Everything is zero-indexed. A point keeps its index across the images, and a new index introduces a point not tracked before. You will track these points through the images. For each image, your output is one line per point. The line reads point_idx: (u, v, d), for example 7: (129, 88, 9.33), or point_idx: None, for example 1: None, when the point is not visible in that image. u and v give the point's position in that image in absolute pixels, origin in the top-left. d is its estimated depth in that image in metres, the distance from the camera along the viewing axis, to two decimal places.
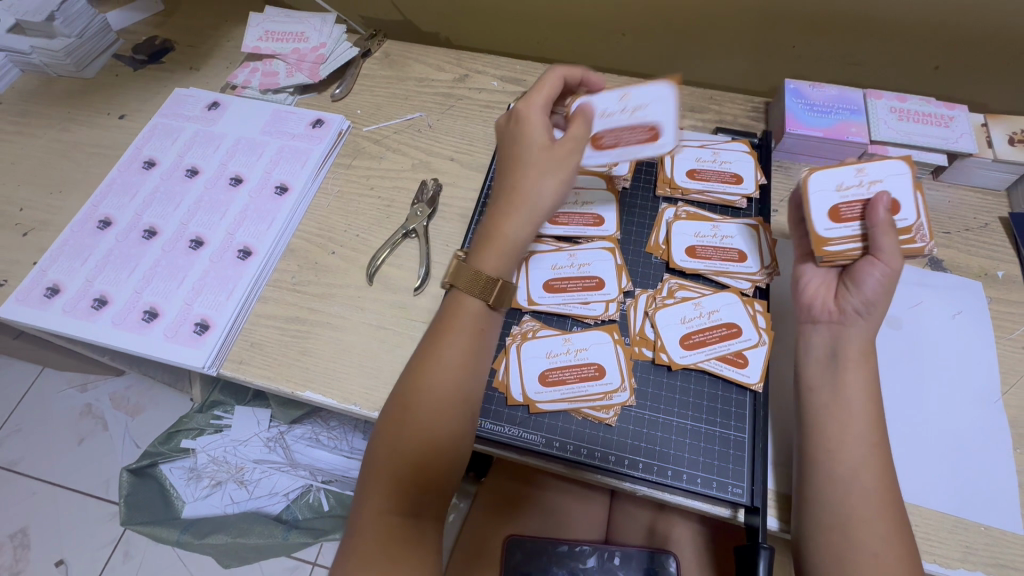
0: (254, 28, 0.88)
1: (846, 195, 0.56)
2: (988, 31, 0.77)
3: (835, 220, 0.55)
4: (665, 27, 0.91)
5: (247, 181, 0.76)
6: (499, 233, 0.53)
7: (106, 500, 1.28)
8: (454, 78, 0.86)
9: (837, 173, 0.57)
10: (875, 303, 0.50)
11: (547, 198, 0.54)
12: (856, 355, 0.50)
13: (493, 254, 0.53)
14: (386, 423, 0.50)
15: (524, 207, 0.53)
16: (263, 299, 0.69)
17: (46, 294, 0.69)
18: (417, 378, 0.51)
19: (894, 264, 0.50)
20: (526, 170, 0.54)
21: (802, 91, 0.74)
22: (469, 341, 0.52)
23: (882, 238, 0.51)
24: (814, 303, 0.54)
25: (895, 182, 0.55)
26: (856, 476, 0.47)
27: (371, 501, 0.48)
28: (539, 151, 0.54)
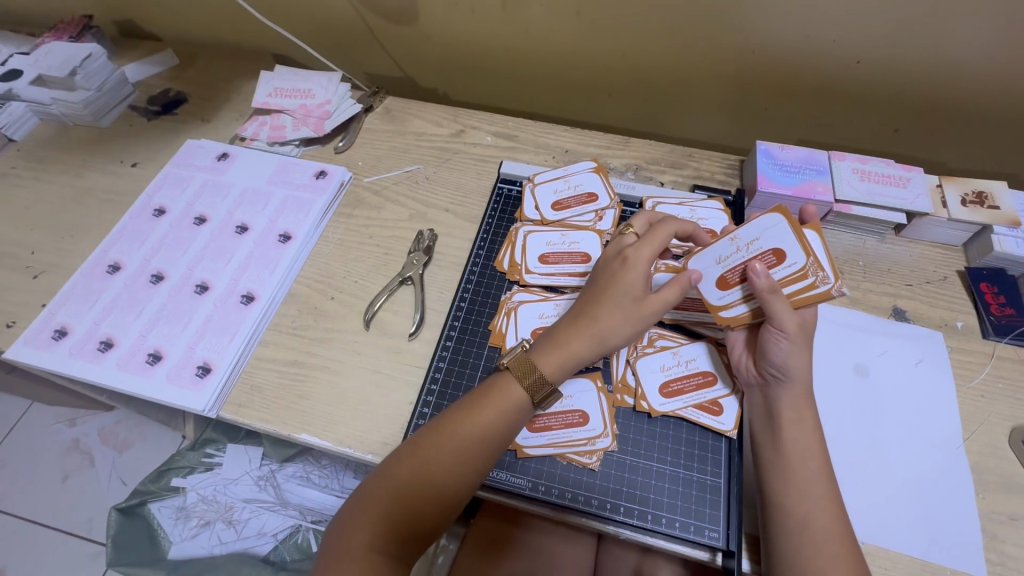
0: (264, 85, 0.95)
1: (728, 263, 0.59)
2: (939, 100, 0.85)
3: (725, 289, 0.59)
4: (647, 89, 0.99)
5: (252, 230, 0.81)
6: (566, 347, 0.58)
7: (90, 540, 1.27)
8: (451, 133, 0.92)
9: (714, 248, 0.60)
10: (785, 365, 0.55)
11: (614, 338, 0.58)
12: (788, 413, 0.55)
13: (554, 366, 0.57)
14: (394, 468, 0.53)
15: (593, 334, 0.58)
16: (263, 343, 0.72)
17: (54, 336, 0.72)
18: (438, 439, 0.54)
19: (785, 327, 0.55)
20: (609, 304, 0.59)
21: (772, 152, 0.80)
22: (499, 425, 0.55)
23: (769, 306, 0.55)
24: (741, 369, 0.60)
25: (770, 234, 0.57)
26: (808, 527, 0.50)
27: (359, 535, 0.51)
28: (627, 292, 0.59)
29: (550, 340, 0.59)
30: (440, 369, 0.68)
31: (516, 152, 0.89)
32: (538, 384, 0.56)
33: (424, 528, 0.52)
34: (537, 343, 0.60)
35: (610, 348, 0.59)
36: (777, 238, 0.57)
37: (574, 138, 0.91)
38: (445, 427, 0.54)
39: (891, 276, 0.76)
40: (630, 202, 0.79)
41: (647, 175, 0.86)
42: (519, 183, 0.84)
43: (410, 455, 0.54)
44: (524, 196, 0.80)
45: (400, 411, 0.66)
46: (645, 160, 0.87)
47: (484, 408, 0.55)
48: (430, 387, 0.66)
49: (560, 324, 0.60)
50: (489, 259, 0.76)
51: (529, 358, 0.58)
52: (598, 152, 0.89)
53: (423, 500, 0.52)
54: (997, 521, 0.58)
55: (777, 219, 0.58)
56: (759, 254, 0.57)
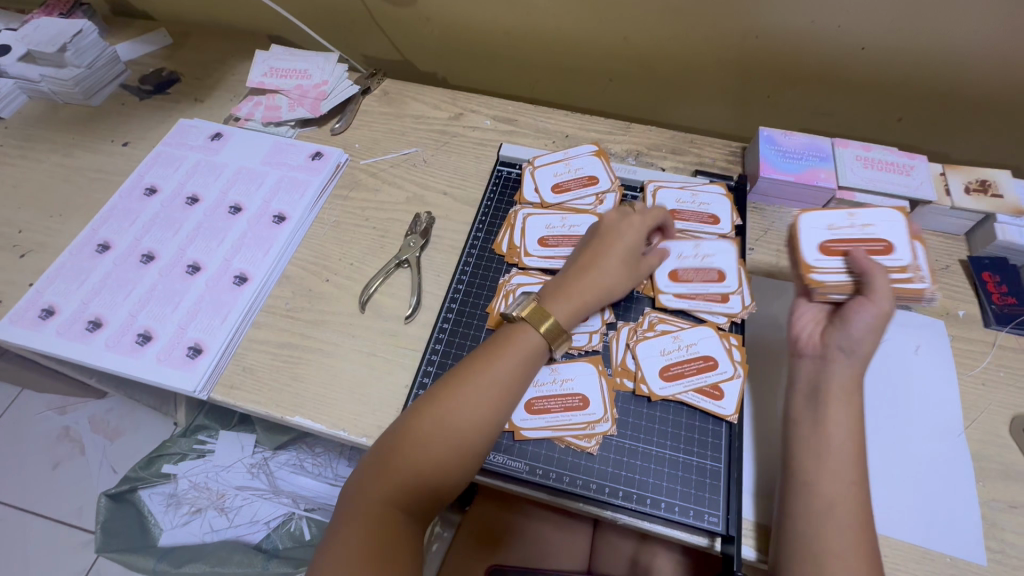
0: (259, 65, 0.92)
1: (838, 233, 0.62)
2: (944, 88, 0.84)
3: (826, 254, 0.61)
4: (649, 75, 0.97)
5: (246, 210, 0.79)
6: (579, 296, 0.60)
7: (79, 527, 1.25)
8: (449, 116, 0.90)
9: (830, 215, 0.64)
10: (857, 339, 0.54)
11: (616, 289, 0.62)
12: (839, 391, 0.53)
13: (567, 313, 0.59)
14: (410, 424, 0.52)
15: (600, 283, 0.61)
16: (256, 324, 0.70)
17: (41, 315, 0.70)
18: (455, 392, 0.53)
19: (879, 302, 0.54)
20: (614, 257, 0.62)
21: (775, 138, 0.79)
22: (513, 373, 0.55)
23: (873, 277, 0.55)
24: (803, 335, 0.58)
25: (889, 226, 0.62)
26: (834, 511, 0.49)
27: (375, 494, 0.50)
28: (629, 251, 0.63)
29: (560, 289, 0.60)
30: (436, 352, 0.66)
31: (516, 136, 0.88)
32: (551, 329, 0.58)
33: (444, 486, 0.51)
34: (546, 292, 0.61)
35: (612, 297, 0.62)
36: (892, 234, 0.61)
37: (575, 123, 0.89)
38: (460, 380, 0.54)
39: None
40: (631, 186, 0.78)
41: (648, 161, 0.85)
42: (518, 167, 0.82)
43: (426, 410, 0.53)
44: (523, 178, 0.79)
45: (395, 394, 0.64)
46: (646, 146, 0.86)
47: (498, 357, 0.55)
48: (426, 370, 0.65)
49: (566, 276, 0.61)
50: (487, 243, 0.75)
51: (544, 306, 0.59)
52: (599, 136, 0.87)
53: (441, 456, 0.51)
54: (996, 509, 0.58)
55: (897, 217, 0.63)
56: (871, 238, 0.61)
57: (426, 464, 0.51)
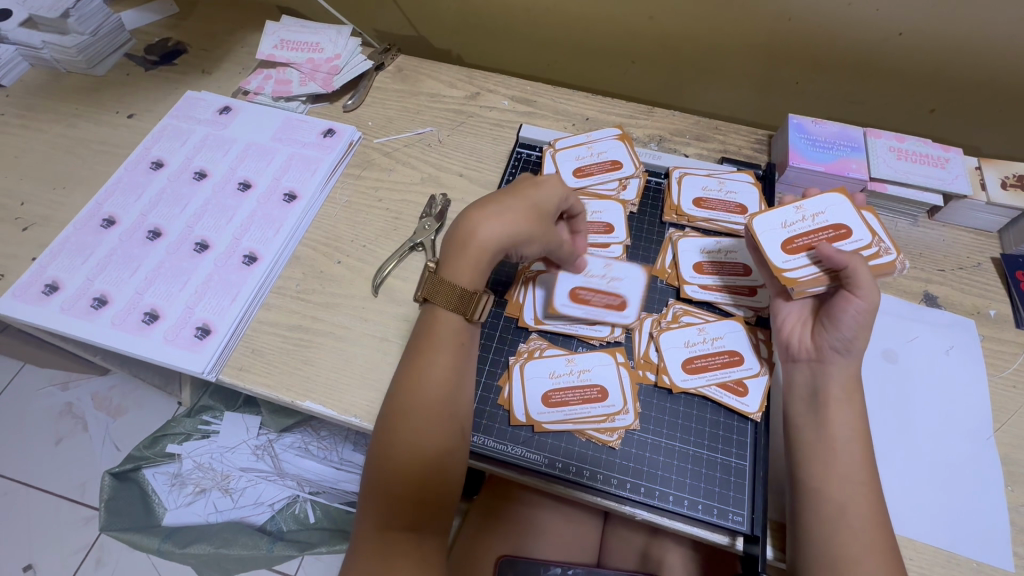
0: (269, 36, 0.89)
1: (795, 229, 0.58)
2: (982, 78, 0.81)
3: (792, 252, 0.57)
4: (674, 58, 0.94)
5: (256, 187, 0.76)
6: (473, 242, 0.55)
7: (82, 504, 1.25)
8: (466, 95, 0.87)
9: (781, 212, 0.59)
10: (852, 336, 0.51)
11: (517, 235, 0.55)
12: (838, 392, 0.51)
13: (463, 272, 0.55)
14: (376, 445, 0.51)
15: (499, 227, 0.55)
16: (265, 306, 0.68)
17: (44, 291, 0.68)
18: (403, 395, 0.52)
19: (866, 295, 0.51)
20: (520, 207, 0.56)
21: (805, 126, 0.76)
22: (452, 361, 0.53)
23: (851, 268, 0.52)
24: (794, 341, 0.55)
25: (837, 210, 0.59)
26: (844, 518, 0.48)
27: (368, 520, 0.48)
28: (542, 201, 0.57)
29: (459, 238, 0.56)
30: None
31: (535, 118, 0.85)
32: (451, 290, 0.54)
33: (430, 492, 0.49)
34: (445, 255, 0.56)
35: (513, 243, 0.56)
36: (842, 215, 0.59)
37: (596, 105, 0.86)
38: (405, 385, 0.52)
39: (922, 260, 0.73)
40: (656, 172, 0.75)
41: (671, 147, 0.82)
42: (538, 150, 0.80)
43: (384, 425, 0.51)
44: (544, 162, 0.76)
45: None
46: (669, 131, 0.83)
47: (430, 349, 0.53)
48: None
49: (461, 223, 0.57)
50: None
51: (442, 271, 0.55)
52: (620, 120, 0.84)
53: (413, 467, 0.49)
54: None
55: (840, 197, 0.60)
56: (824, 227, 0.58)
57: (402, 476, 0.49)
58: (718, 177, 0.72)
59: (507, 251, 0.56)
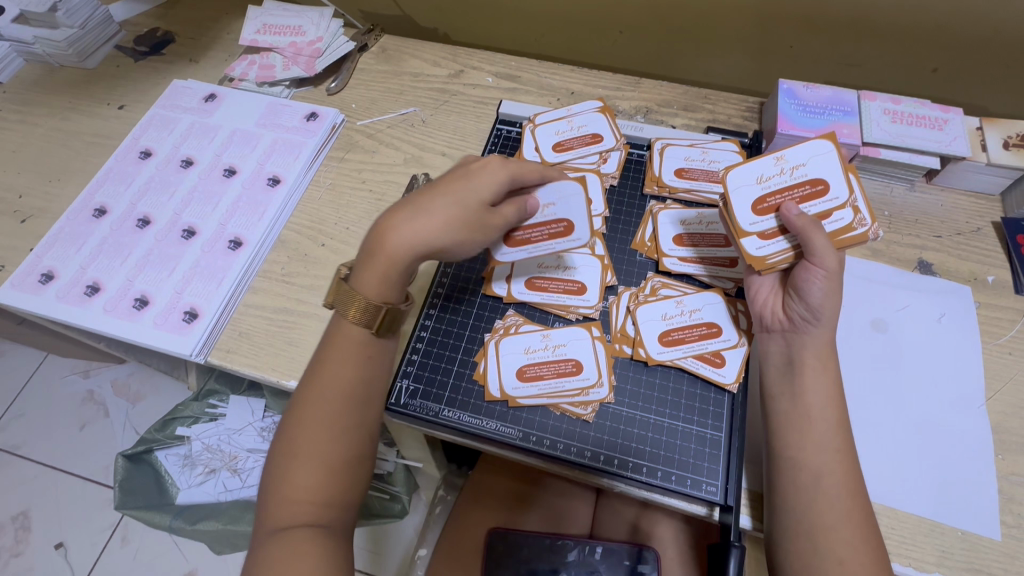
0: (252, 21, 0.89)
1: (769, 185, 0.56)
2: (986, 34, 0.76)
3: (761, 213, 0.56)
4: (663, 26, 0.91)
5: (241, 172, 0.77)
6: (383, 247, 0.52)
7: (106, 485, 1.31)
8: (449, 73, 0.86)
9: (759, 164, 0.57)
10: (819, 307, 0.51)
11: (439, 243, 0.52)
12: (813, 359, 0.51)
13: (376, 283, 0.52)
14: (279, 456, 0.49)
15: (416, 234, 0.51)
16: (252, 289, 0.70)
17: (41, 280, 0.70)
18: (317, 380, 0.51)
19: (826, 266, 0.51)
20: (442, 205, 0.52)
21: (795, 91, 0.73)
22: (368, 364, 0.52)
23: (810, 239, 0.51)
24: (764, 313, 0.56)
25: (819, 162, 0.56)
26: (819, 484, 0.47)
27: (279, 492, 0.48)
28: (470, 194, 0.52)
29: (370, 241, 0.53)
30: (430, 318, 0.62)
31: (518, 94, 0.84)
32: (359, 304, 0.51)
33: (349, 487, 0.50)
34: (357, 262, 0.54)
35: (432, 247, 0.52)
36: (823, 167, 0.56)
37: (581, 78, 0.84)
38: (307, 394, 0.51)
39: (918, 227, 0.70)
40: (638, 144, 0.74)
41: (658, 118, 0.80)
42: (519, 126, 0.78)
43: (288, 425, 0.50)
44: (524, 138, 0.75)
45: None
46: (656, 102, 0.81)
47: (341, 354, 0.52)
48: (420, 336, 0.61)
49: (377, 225, 0.54)
50: None
51: (347, 282, 0.52)
52: (605, 93, 0.82)
53: (325, 440, 0.49)
54: (1016, 483, 0.55)
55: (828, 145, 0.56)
56: (802, 181, 0.56)
57: (313, 449, 0.49)
58: (700, 146, 0.71)
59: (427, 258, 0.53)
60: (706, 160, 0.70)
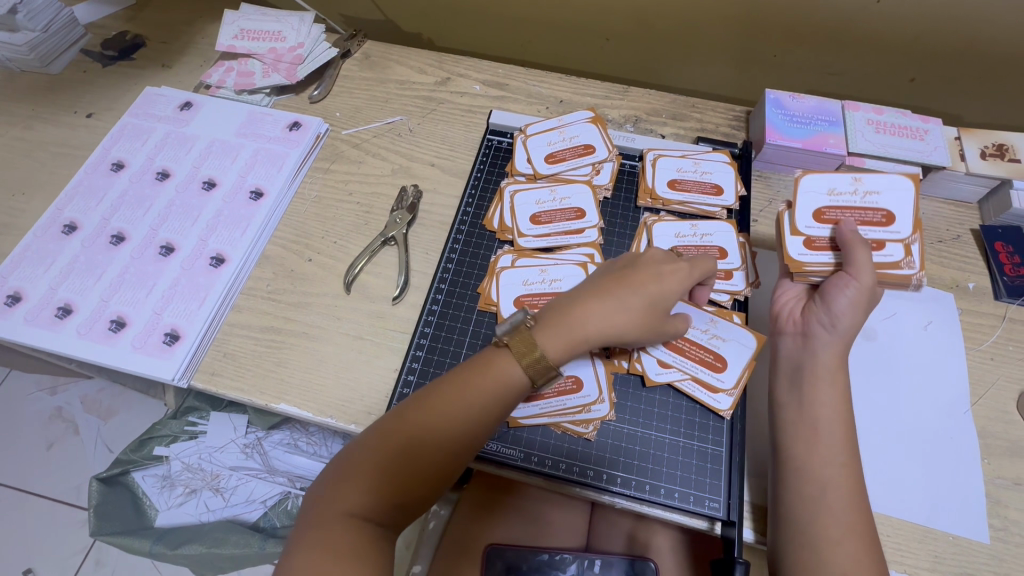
0: (228, 26, 0.85)
1: (836, 200, 0.60)
2: (961, 46, 0.79)
3: (818, 220, 0.59)
4: (650, 34, 0.91)
5: (221, 185, 0.74)
6: (576, 328, 0.51)
7: (77, 507, 1.25)
8: (436, 80, 0.85)
9: (836, 179, 0.60)
10: (838, 315, 0.53)
11: (625, 329, 0.52)
12: (821, 369, 0.52)
13: (559, 348, 0.51)
14: (373, 441, 0.48)
15: (606, 323, 0.52)
16: (236, 308, 0.67)
17: (6, 302, 0.66)
18: (460, 383, 0.49)
19: (862, 279, 0.53)
20: (630, 291, 0.53)
21: (782, 102, 0.74)
22: (496, 399, 0.49)
23: (853, 253, 0.54)
24: (785, 313, 0.57)
25: (891, 195, 0.59)
26: (825, 497, 0.48)
27: (371, 451, 0.48)
28: (665, 296, 0.53)
29: (553, 315, 0.52)
30: (425, 336, 0.64)
31: (507, 102, 0.82)
32: (537, 362, 0.50)
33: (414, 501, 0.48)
34: (543, 316, 0.53)
35: (611, 336, 0.52)
36: (894, 203, 0.59)
37: (570, 86, 0.84)
38: (433, 395, 0.49)
39: None
40: (629, 155, 0.74)
41: (647, 127, 0.80)
42: (509, 136, 0.78)
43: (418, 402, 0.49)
44: (515, 148, 0.75)
45: (384, 378, 0.62)
46: (646, 111, 0.81)
47: (482, 376, 0.49)
48: (415, 354, 0.63)
49: (571, 297, 0.54)
50: (477, 218, 0.71)
51: (535, 338, 0.50)
52: (595, 102, 0.82)
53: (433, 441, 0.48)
54: (1001, 486, 0.57)
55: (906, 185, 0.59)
56: (869, 207, 0.59)
57: (419, 441, 0.48)
58: (693, 155, 0.72)
59: (605, 343, 0.53)
60: (699, 170, 0.71)
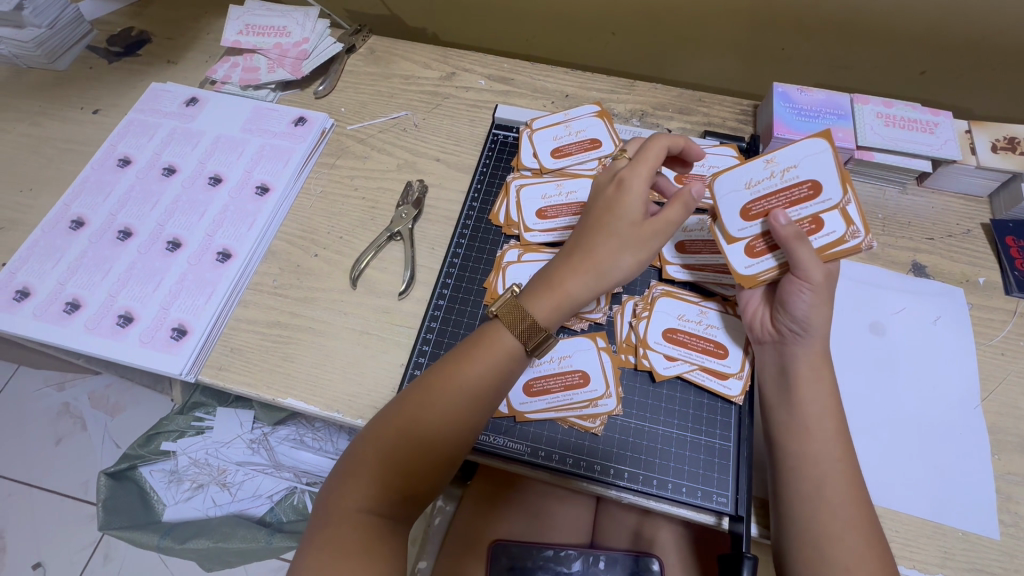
0: (234, 22, 0.85)
1: (758, 190, 0.54)
2: (973, 39, 0.78)
3: (748, 218, 0.55)
4: (656, 28, 0.91)
5: (227, 180, 0.74)
6: (559, 288, 0.52)
7: (85, 502, 1.26)
8: (441, 75, 0.84)
9: (746, 169, 0.55)
10: (804, 320, 0.51)
11: (613, 269, 0.52)
12: (805, 370, 0.51)
13: (549, 308, 0.51)
14: (377, 431, 0.48)
15: (589, 271, 0.52)
16: (243, 303, 0.67)
17: (15, 297, 0.67)
18: (458, 364, 0.50)
19: (811, 279, 0.50)
20: (605, 234, 0.52)
21: (790, 95, 0.73)
22: (493, 374, 0.50)
23: (794, 253, 0.50)
24: (755, 324, 0.56)
25: (811, 163, 0.53)
26: (824, 493, 0.48)
27: (374, 441, 0.48)
28: (626, 217, 0.52)
29: (535, 283, 0.53)
30: (431, 331, 0.64)
31: (513, 96, 0.82)
32: (523, 322, 0.50)
33: (420, 492, 0.48)
34: (528, 286, 0.54)
35: (605, 281, 0.52)
36: (816, 170, 0.53)
37: (576, 80, 0.83)
38: (431, 380, 0.50)
39: (910, 229, 0.71)
40: None
41: (653, 122, 0.79)
42: (515, 130, 0.77)
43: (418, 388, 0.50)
44: (521, 143, 0.74)
45: (390, 373, 0.62)
46: (652, 105, 0.81)
47: (478, 355, 0.50)
48: (422, 349, 0.62)
49: (550, 265, 0.54)
50: (483, 213, 0.71)
51: (518, 304, 0.51)
52: (601, 96, 0.81)
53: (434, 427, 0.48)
54: (1012, 482, 0.56)
55: (823, 146, 0.53)
56: (793, 185, 0.54)
57: (421, 427, 0.48)
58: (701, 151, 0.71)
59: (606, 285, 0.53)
60: (707, 167, 0.70)
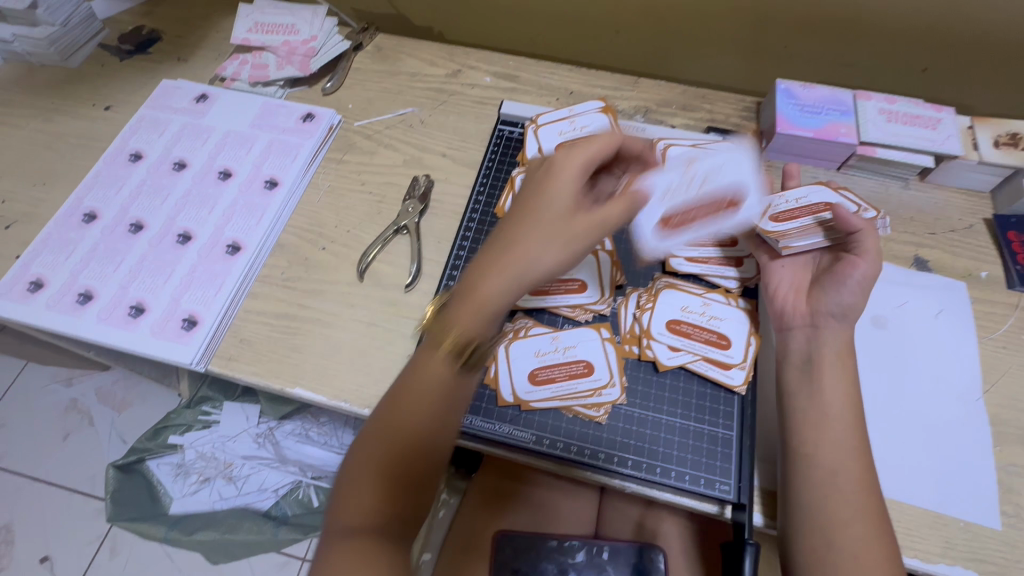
0: (243, 20, 0.87)
1: (676, 199, 0.57)
2: (975, 36, 0.78)
3: (671, 225, 0.58)
4: (659, 26, 0.92)
5: (236, 175, 0.75)
6: (474, 294, 0.46)
7: (93, 496, 1.27)
8: (447, 73, 0.85)
9: (665, 179, 0.58)
10: (854, 302, 0.54)
11: (542, 265, 0.47)
12: (831, 356, 0.53)
13: (466, 316, 0.46)
14: (366, 437, 0.47)
15: (509, 271, 0.47)
16: (252, 295, 0.68)
17: (29, 288, 0.68)
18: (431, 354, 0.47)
19: (868, 262, 0.55)
20: (529, 231, 0.48)
21: (793, 92, 0.74)
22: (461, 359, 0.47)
23: (864, 237, 0.56)
24: (790, 305, 0.58)
25: (720, 172, 0.60)
26: (833, 479, 0.48)
27: (367, 444, 0.47)
28: (556, 212, 0.49)
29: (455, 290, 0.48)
30: None
31: (518, 93, 0.83)
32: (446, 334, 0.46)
33: (425, 488, 0.47)
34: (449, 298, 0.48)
35: (529, 282, 0.47)
36: (728, 176, 0.59)
37: (581, 78, 0.84)
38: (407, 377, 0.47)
39: (913, 224, 0.72)
40: None
41: (657, 118, 0.80)
42: (520, 126, 0.78)
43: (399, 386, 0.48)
44: (526, 139, 0.75)
45: (397, 363, 0.63)
46: (655, 102, 0.81)
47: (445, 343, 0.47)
48: None
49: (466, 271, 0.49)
50: (489, 207, 0.72)
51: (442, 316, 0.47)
52: (605, 93, 0.82)
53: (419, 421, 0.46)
54: (1014, 473, 0.57)
55: (732, 157, 0.61)
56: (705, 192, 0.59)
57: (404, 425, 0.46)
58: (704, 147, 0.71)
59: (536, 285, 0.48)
60: None
